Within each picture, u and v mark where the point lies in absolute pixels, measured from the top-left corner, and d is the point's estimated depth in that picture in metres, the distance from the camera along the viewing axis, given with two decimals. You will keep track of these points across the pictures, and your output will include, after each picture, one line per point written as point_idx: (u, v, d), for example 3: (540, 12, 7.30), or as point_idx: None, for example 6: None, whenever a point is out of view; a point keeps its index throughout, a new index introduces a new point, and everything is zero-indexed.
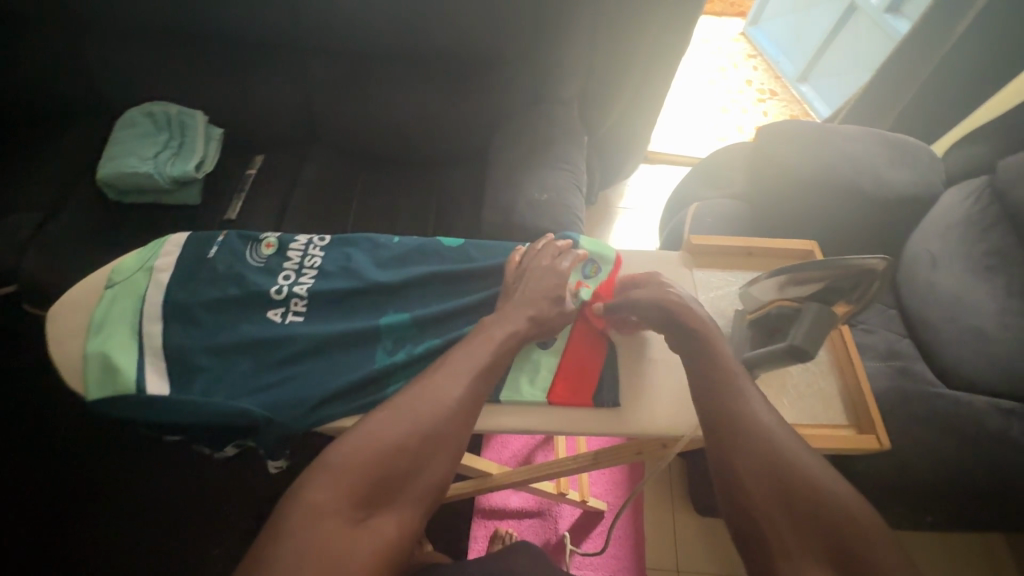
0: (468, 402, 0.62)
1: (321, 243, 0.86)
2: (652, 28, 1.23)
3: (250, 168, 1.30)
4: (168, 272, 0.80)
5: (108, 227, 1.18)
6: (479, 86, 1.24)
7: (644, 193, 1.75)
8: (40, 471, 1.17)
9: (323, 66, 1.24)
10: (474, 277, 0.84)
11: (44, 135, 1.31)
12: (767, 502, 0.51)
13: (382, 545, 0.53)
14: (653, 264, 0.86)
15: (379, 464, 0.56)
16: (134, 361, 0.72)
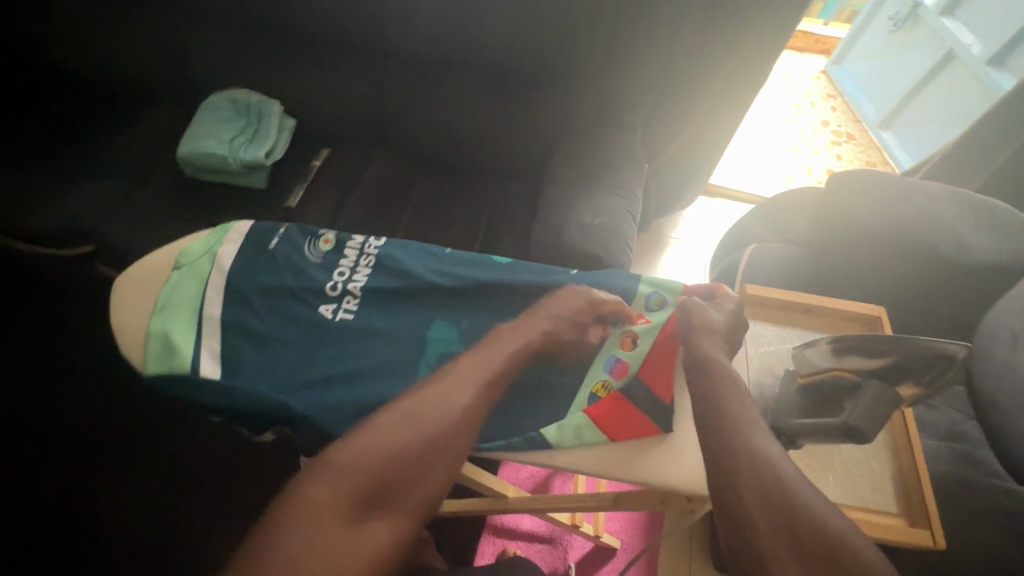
0: (472, 415, 0.62)
1: (376, 244, 0.89)
2: (728, 60, 1.20)
3: (315, 160, 1.34)
4: (231, 258, 0.84)
5: (178, 201, 1.24)
6: (543, 102, 1.24)
7: (700, 225, 1.70)
8: (91, 422, 1.25)
9: (396, 68, 1.29)
10: (520, 297, 0.83)
11: (136, 109, 1.41)
12: (769, 530, 0.48)
13: (379, 551, 0.53)
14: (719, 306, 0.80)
15: (380, 466, 0.56)
16: (191, 342, 0.75)
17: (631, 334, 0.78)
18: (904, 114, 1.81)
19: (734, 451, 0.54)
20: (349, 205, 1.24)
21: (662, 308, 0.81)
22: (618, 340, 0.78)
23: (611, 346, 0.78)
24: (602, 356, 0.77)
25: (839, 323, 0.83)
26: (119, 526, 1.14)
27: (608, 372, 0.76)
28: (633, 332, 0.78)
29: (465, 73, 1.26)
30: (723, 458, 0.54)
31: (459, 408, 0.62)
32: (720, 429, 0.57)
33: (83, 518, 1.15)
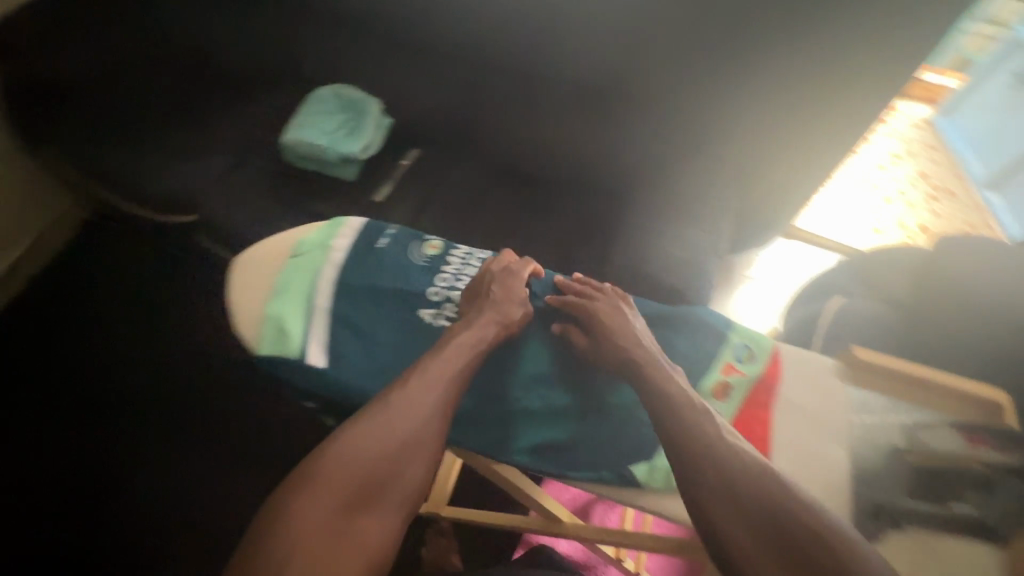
0: (441, 411, 0.70)
1: (481, 257, 0.92)
2: (842, 102, 1.13)
3: (404, 158, 1.38)
4: (342, 253, 0.88)
5: (274, 184, 1.32)
6: (636, 128, 1.24)
7: (777, 267, 1.63)
8: (171, 387, 1.38)
9: (492, 77, 1.29)
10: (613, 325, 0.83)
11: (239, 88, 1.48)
12: (726, 520, 0.60)
13: (371, 544, 0.61)
14: (812, 368, 0.81)
15: (359, 472, 0.64)
16: (301, 330, 0.79)
17: (723, 384, 0.79)
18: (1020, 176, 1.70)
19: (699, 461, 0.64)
20: (433, 207, 1.29)
21: (755, 360, 0.81)
22: (712, 388, 0.78)
23: (705, 393, 0.78)
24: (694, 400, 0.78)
25: (954, 402, 0.77)
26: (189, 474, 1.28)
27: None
28: (727, 383, 0.79)
29: (561, 89, 1.27)
30: (691, 473, 0.63)
31: (427, 411, 0.69)
32: (682, 442, 0.65)
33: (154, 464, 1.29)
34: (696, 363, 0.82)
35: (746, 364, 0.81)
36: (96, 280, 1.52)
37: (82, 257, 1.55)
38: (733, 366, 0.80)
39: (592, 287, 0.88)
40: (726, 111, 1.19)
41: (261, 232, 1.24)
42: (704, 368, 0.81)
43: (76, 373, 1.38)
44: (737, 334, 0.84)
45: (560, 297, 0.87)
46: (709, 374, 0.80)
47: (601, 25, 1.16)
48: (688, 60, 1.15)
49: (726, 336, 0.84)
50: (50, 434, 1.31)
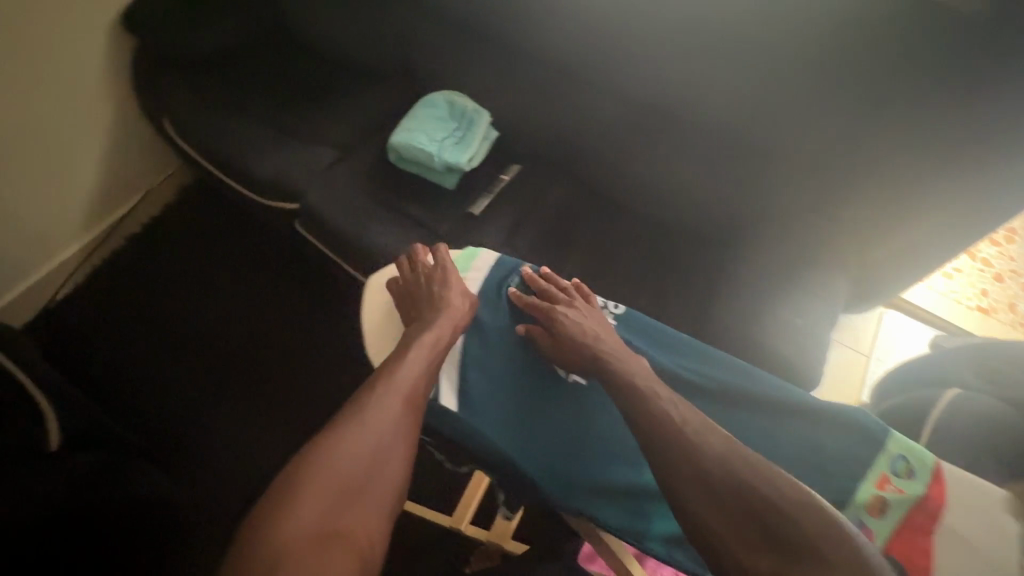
0: (409, 415, 0.80)
1: (613, 313, 0.99)
2: (1005, 181, 1.01)
3: (504, 173, 1.36)
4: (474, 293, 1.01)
5: (375, 182, 1.32)
6: (753, 177, 1.18)
7: (871, 337, 1.55)
8: (237, 363, 1.44)
9: (611, 107, 1.25)
10: (732, 398, 0.90)
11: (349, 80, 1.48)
12: (706, 509, 0.67)
13: (358, 545, 0.67)
14: (979, 495, 0.79)
15: (341, 475, 0.71)
16: None
17: (879, 498, 0.81)
18: None
19: (676, 459, 0.71)
20: (529, 228, 1.27)
21: (915, 477, 0.81)
22: (866, 503, 0.81)
23: (859, 506, 0.81)
24: (847, 512, 0.81)
25: None
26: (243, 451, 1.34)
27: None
28: (883, 498, 0.80)
29: (681, 124, 1.21)
30: (670, 476, 0.70)
31: (398, 415, 0.79)
32: (665, 446, 0.72)
33: (215, 441, 1.35)
34: (847, 471, 0.84)
35: (903, 478, 0.81)
36: (181, 248, 1.57)
37: (172, 223, 1.60)
38: (887, 479, 0.82)
39: (552, 287, 1.00)
40: (862, 177, 1.10)
41: (358, 230, 1.24)
42: (857, 479, 0.83)
43: (147, 339, 1.45)
44: (893, 443, 0.84)
45: (523, 296, 1.00)
46: (862, 487, 0.82)
47: (741, 71, 1.09)
48: (832, 121, 1.08)
49: (878, 445, 0.84)
50: (116, 398, 1.37)
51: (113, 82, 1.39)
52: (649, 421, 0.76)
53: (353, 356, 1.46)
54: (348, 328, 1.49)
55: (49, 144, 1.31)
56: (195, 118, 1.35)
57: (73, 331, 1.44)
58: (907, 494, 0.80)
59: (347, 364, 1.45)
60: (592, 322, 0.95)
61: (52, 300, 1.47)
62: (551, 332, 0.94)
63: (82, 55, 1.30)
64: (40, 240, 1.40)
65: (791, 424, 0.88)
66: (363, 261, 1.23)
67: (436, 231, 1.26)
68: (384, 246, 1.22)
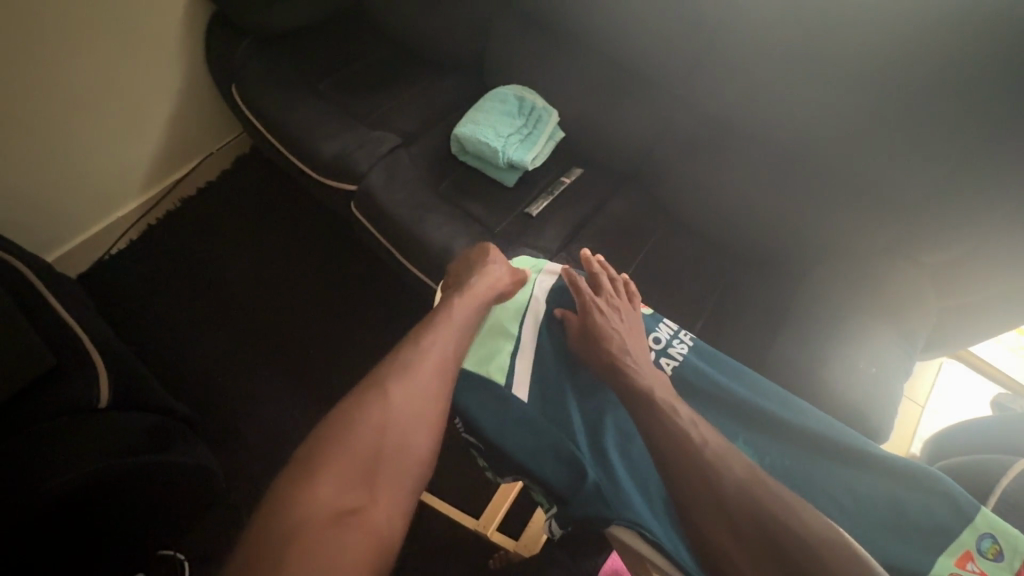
0: (438, 396, 0.78)
1: (688, 343, 0.95)
2: None
3: (566, 176, 1.32)
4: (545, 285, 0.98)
5: (434, 172, 1.30)
6: (832, 208, 1.11)
7: (934, 389, 1.46)
8: (271, 328, 1.46)
9: (689, 122, 1.21)
10: (807, 448, 0.85)
11: (420, 67, 1.46)
12: (706, 517, 0.69)
13: (377, 528, 0.66)
14: None
15: (363, 451, 0.70)
16: (509, 355, 0.89)
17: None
18: None
19: (687, 467, 0.72)
20: (587, 236, 1.24)
21: (1004, 560, 0.73)
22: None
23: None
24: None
25: None
26: (268, 417, 1.36)
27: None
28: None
29: (759, 147, 1.16)
30: (681, 487, 0.72)
31: (425, 395, 0.77)
32: (679, 458, 0.73)
33: (243, 403, 1.37)
34: (921, 542, 0.77)
35: (988, 560, 0.74)
36: (232, 213, 1.60)
37: (225, 189, 1.63)
38: (971, 559, 0.75)
39: (604, 274, 0.99)
40: (956, 226, 1.02)
41: (413, 218, 1.22)
42: (932, 552, 0.76)
43: (190, 296, 1.48)
44: (983, 524, 0.76)
45: (570, 276, 0.95)
46: (939, 561, 0.75)
47: (833, 100, 1.03)
48: (927, 163, 1.00)
49: (965, 521, 0.77)
50: (156, 352, 1.40)
51: (186, 50, 1.40)
52: (665, 430, 0.76)
53: (391, 344, 1.45)
54: (389, 312, 1.49)
55: (121, 107, 1.34)
56: (263, 91, 1.35)
57: (122, 284, 1.47)
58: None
59: (384, 351, 1.43)
60: (626, 326, 0.92)
61: (107, 253, 1.51)
62: (584, 331, 0.89)
63: (159, 22, 1.31)
64: (104, 196, 1.44)
65: (854, 474, 0.83)
66: (415, 252, 1.22)
67: (493, 230, 1.23)
68: (439, 239, 1.20)
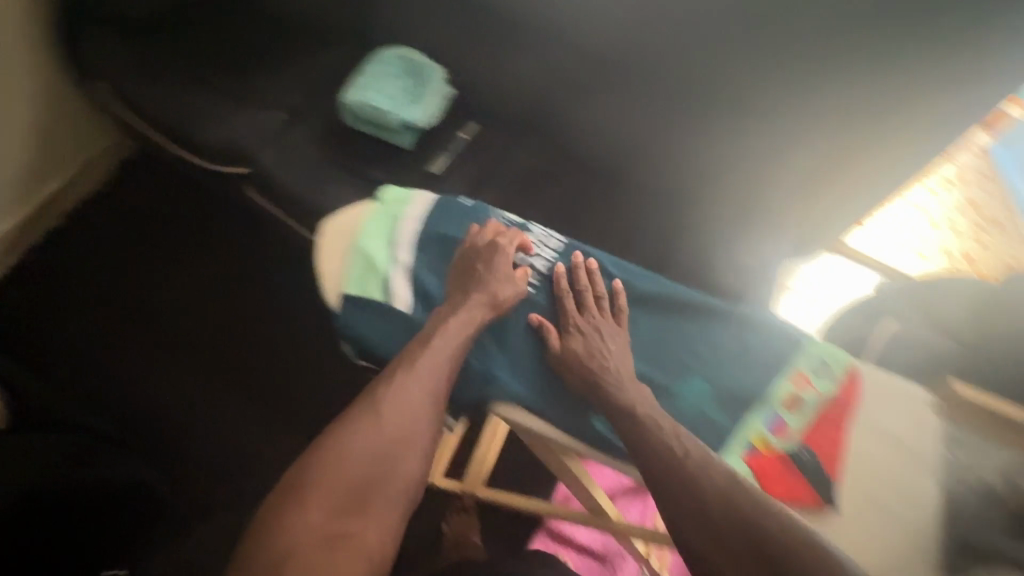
0: (426, 410, 0.77)
1: (557, 242, 0.98)
2: (935, 117, 1.03)
3: (463, 131, 1.34)
4: (417, 212, 0.96)
5: (328, 142, 1.29)
6: (704, 124, 1.20)
7: (818, 283, 1.60)
8: (205, 349, 1.39)
9: (573, 60, 1.24)
10: (678, 319, 0.93)
11: (298, 40, 1.42)
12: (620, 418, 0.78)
13: (367, 544, 0.67)
14: (894, 396, 0.87)
15: (352, 471, 0.70)
16: (386, 275, 0.90)
17: (794, 395, 0.87)
18: None
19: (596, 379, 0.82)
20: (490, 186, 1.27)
21: (829, 377, 0.88)
22: (783, 400, 0.87)
23: (774, 401, 0.87)
24: (764, 407, 0.86)
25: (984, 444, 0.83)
26: (212, 428, 1.32)
27: (769, 429, 0.85)
28: (797, 395, 0.87)
29: (636, 75, 1.21)
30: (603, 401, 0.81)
31: (417, 411, 0.76)
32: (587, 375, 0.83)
33: (183, 419, 1.32)
34: (766, 373, 0.89)
35: (817, 378, 0.88)
36: (150, 239, 1.49)
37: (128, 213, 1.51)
38: (806, 379, 0.88)
39: (592, 289, 0.92)
40: (810, 122, 1.11)
41: (313, 191, 1.21)
42: (775, 379, 0.88)
43: (121, 334, 1.38)
44: (816, 348, 0.90)
45: (562, 292, 0.91)
46: (780, 387, 0.88)
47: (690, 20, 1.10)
48: (773, 70, 1.10)
49: (803, 350, 0.90)
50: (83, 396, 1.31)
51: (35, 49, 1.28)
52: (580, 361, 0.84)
53: (316, 323, 1.43)
54: (301, 288, 1.46)
55: None
56: (128, 80, 1.26)
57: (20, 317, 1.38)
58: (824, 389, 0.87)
59: (310, 332, 1.42)
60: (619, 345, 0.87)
61: None
62: (564, 353, 0.86)
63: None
64: None
65: (717, 335, 0.92)
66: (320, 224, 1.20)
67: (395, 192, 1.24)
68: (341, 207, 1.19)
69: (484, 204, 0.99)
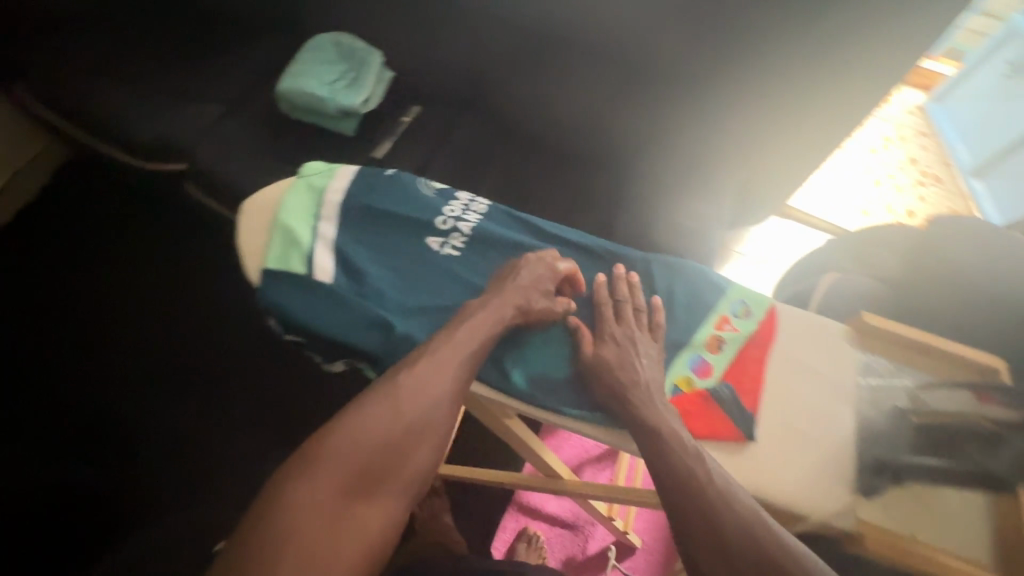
0: (449, 397, 0.67)
1: (482, 206, 0.88)
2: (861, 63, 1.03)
3: (405, 114, 1.33)
4: (346, 180, 0.87)
5: (266, 132, 1.26)
6: (639, 91, 1.20)
7: (767, 245, 1.65)
8: (178, 355, 1.30)
9: (506, 36, 1.24)
10: (617, 278, 0.84)
11: (229, 35, 1.40)
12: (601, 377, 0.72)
13: (368, 533, 0.58)
14: (813, 330, 0.80)
15: (361, 453, 0.61)
16: (309, 244, 0.80)
17: (716, 338, 0.79)
18: (1003, 166, 1.72)
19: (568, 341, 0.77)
20: (435, 166, 1.26)
21: (750, 317, 0.81)
22: (704, 343, 0.79)
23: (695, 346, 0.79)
24: (685, 352, 0.78)
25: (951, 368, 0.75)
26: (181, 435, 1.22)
27: (692, 370, 0.77)
28: (719, 338, 0.79)
29: (567, 47, 1.21)
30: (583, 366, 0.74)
31: (438, 393, 0.66)
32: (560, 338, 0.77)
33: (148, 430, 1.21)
34: (698, 321, 0.80)
35: (740, 320, 0.80)
36: (102, 254, 1.41)
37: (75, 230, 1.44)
38: (727, 319, 0.80)
39: (637, 297, 0.80)
40: (739, 80, 1.11)
41: (252, 182, 1.19)
42: (700, 325, 0.80)
43: (77, 355, 1.29)
44: (733, 289, 0.83)
45: (602, 299, 0.79)
46: (702, 331, 0.80)
47: None
48: (700, 30, 1.09)
49: (724, 291, 0.83)
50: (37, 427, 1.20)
51: None
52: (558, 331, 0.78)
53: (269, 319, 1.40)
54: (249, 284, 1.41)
55: None
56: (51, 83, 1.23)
57: None
58: (746, 330, 0.79)
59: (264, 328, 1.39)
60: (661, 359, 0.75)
61: None
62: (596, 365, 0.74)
63: None
64: None
65: (659, 290, 0.83)
66: None
67: None
68: None
69: (405, 173, 0.90)
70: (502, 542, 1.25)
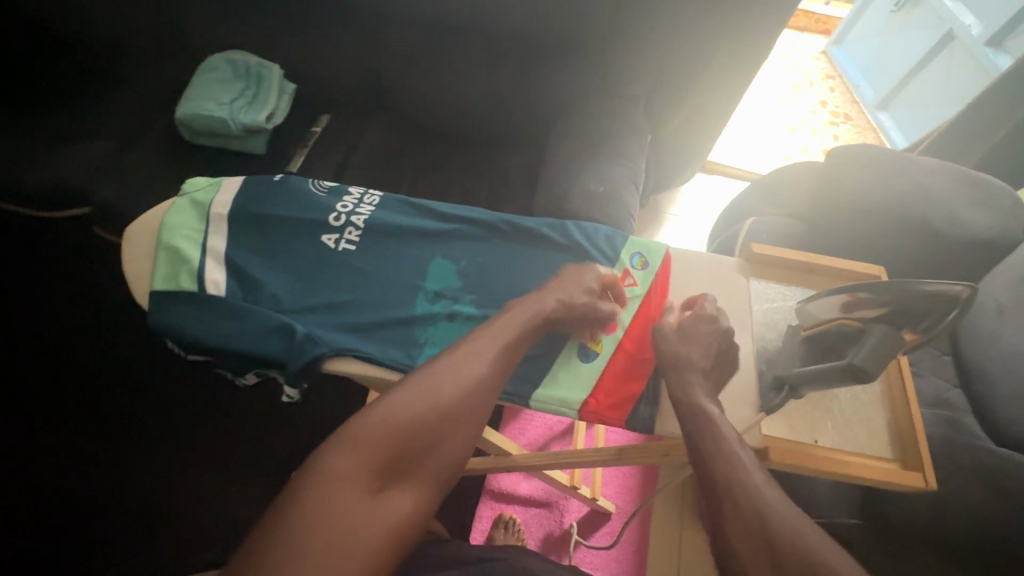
0: (486, 383, 0.63)
1: (374, 196, 0.89)
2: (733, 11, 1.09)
3: (315, 125, 1.32)
4: (232, 193, 0.86)
5: (168, 160, 1.22)
6: (537, 69, 1.22)
7: (696, 202, 1.70)
8: (168, 400, 1.24)
9: (400, 33, 1.24)
10: (515, 246, 0.86)
11: (116, 70, 1.35)
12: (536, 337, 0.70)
13: (398, 519, 0.52)
14: (708, 271, 0.83)
15: (396, 434, 0.56)
16: (197, 260, 0.79)
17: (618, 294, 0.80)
18: (903, 95, 1.81)
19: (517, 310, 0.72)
20: (350, 172, 1.25)
21: (648, 267, 0.82)
22: None
23: None
24: None
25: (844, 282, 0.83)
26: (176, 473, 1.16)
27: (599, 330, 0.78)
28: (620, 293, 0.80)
29: (460, 37, 1.23)
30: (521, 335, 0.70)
31: (475, 375, 0.62)
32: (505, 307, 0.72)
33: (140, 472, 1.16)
34: None
35: (638, 270, 0.82)
36: (33, 312, 1.34)
37: None
38: (628, 274, 0.82)
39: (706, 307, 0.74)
40: (629, 44, 1.15)
41: None
42: None
43: (33, 417, 1.22)
44: (630, 242, 0.85)
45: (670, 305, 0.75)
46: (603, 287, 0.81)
47: None
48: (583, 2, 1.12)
49: (620, 247, 0.85)
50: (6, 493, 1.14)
51: None
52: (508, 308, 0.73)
53: None
54: None
55: None
56: None
57: None
58: (644, 283, 0.81)
59: None
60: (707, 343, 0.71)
61: None
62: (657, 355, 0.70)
63: None
64: None
65: (553, 252, 0.85)
66: None
67: None
68: None
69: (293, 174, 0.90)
70: (480, 532, 1.24)
